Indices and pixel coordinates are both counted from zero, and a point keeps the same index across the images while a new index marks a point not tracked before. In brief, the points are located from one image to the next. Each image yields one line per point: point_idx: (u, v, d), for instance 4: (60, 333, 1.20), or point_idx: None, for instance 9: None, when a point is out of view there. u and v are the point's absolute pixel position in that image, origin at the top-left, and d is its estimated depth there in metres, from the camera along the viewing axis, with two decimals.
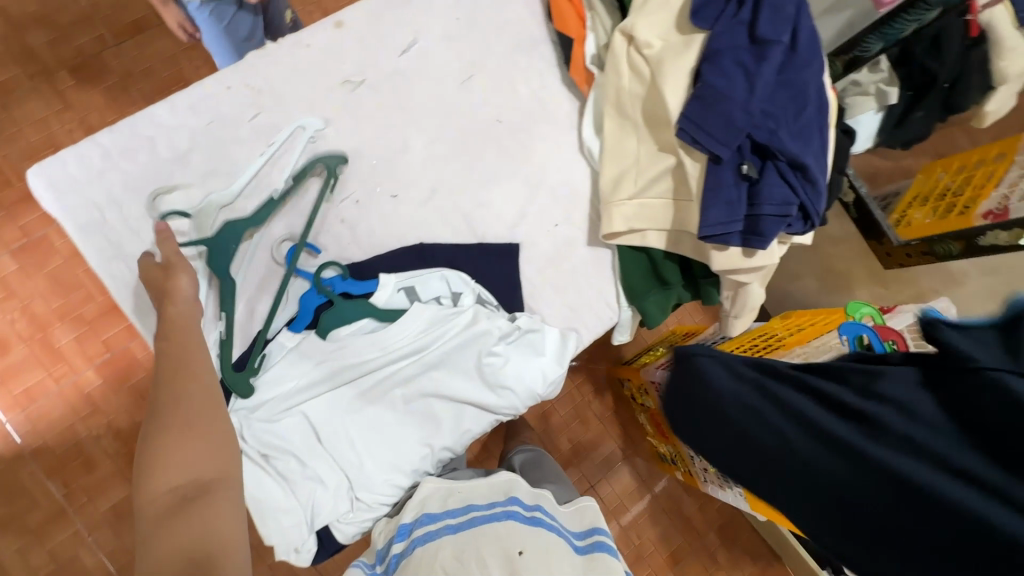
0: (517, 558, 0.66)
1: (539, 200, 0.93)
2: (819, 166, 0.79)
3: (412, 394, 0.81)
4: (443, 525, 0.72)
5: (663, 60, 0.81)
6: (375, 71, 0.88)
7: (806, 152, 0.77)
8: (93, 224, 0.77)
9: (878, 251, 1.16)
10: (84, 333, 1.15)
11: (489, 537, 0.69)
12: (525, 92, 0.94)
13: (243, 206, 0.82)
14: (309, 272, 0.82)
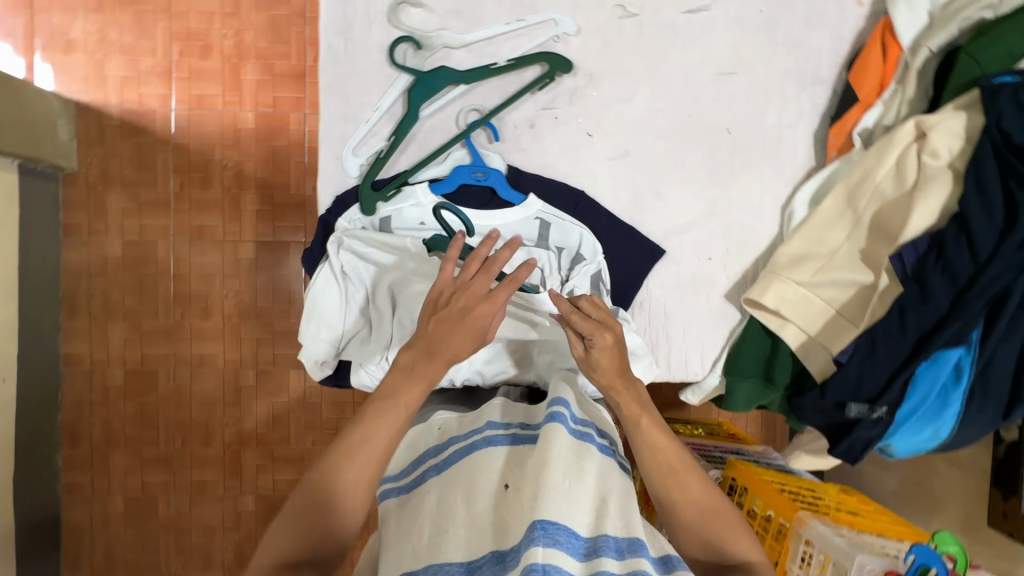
0: (501, 493, 0.62)
1: (709, 228, 0.95)
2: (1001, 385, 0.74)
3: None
4: (438, 456, 0.69)
5: (937, 178, 0.77)
6: (652, 17, 0.92)
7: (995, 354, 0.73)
8: (340, 29, 0.88)
9: (995, 505, 1.02)
10: (268, 197, 1.35)
11: (473, 471, 0.64)
12: (770, 122, 0.95)
13: (459, 60, 0.91)
14: (475, 150, 0.89)
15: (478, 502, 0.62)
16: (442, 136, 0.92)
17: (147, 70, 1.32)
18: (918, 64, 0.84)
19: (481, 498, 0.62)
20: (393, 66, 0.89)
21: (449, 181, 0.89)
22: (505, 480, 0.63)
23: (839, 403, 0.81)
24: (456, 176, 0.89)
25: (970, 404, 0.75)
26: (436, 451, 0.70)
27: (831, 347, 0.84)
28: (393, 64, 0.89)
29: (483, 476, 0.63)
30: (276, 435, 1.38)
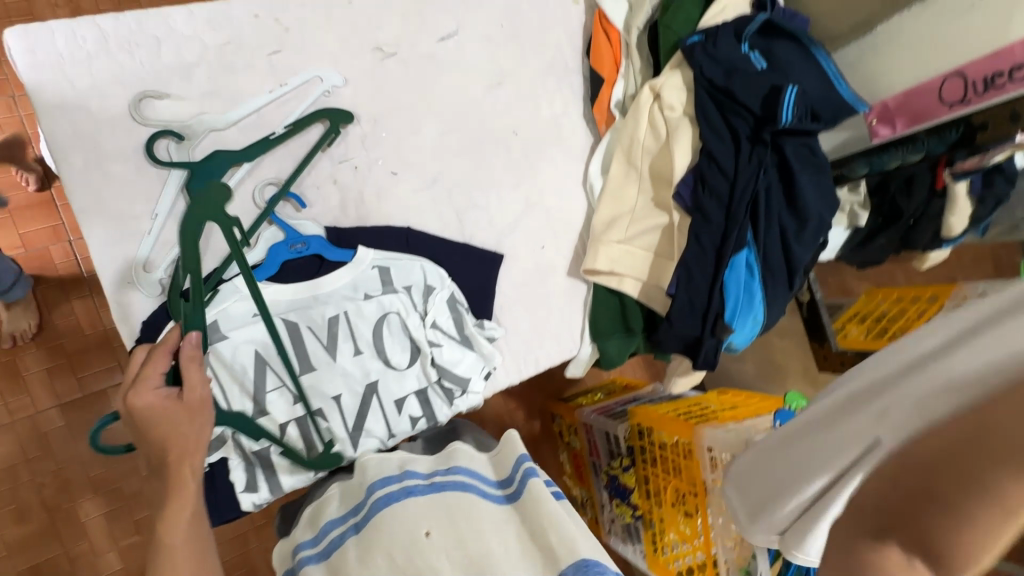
0: (424, 539, 0.66)
1: (534, 220, 1.03)
2: (775, 263, 0.92)
3: (367, 378, 0.88)
4: (358, 516, 0.72)
5: (682, 123, 0.94)
6: (410, 50, 0.97)
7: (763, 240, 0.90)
8: (77, 143, 0.78)
9: (819, 353, 1.32)
10: (55, 349, 1.13)
11: (396, 520, 0.67)
12: (547, 115, 1.06)
13: (233, 139, 0.86)
14: (286, 224, 0.86)
15: (399, 550, 0.64)
16: (244, 221, 0.86)
17: None
18: (634, 41, 1.04)
19: (403, 548, 0.65)
20: (155, 161, 0.80)
21: (271, 261, 0.84)
22: (423, 528, 0.67)
23: (686, 327, 0.95)
24: (277, 254, 0.84)
25: (767, 287, 0.92)
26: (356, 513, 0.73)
27: (662, 284, 0.97)
28: (155, 161, 0.81)
29: (405, 524, 0.67)
30: None
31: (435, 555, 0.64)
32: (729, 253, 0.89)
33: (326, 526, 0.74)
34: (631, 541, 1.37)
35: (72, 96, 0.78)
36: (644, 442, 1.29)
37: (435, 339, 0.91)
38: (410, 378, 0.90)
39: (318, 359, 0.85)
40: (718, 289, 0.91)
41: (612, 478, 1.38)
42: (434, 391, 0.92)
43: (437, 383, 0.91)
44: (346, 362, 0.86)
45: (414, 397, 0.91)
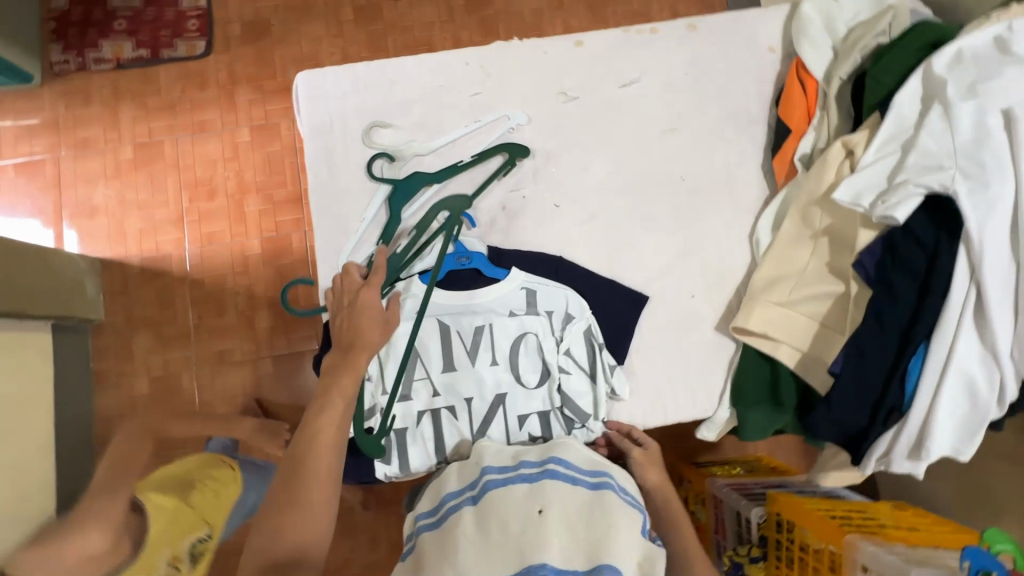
0: (536, 516, 0.69)
1: (687, 267, 1.01)
2: (984, 365, 0.74)
3: (498, 388, 0.95)
4: (473, 488, 0.76)
5: None
6: (591, 95, 1.04)
7: (970, 333, 0.73)
8: (323, 156, 1.01)
9: None
10: (279, 312, 1.45)
11: (509, 501, 0.71)
12: (719, 163, 1.03)
13: (431, 163, 1.02)
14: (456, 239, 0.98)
15: (514, 523, 0.68)
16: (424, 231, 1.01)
17: (162, 220, 1.47)
18: (835, 91, 0.94)
19: (517, 523, 0.68)
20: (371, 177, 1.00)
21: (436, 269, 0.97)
22: (537, 506, 0.70)
23: (846, 415, 0.83)
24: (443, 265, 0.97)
25: (965, 392, 0.75)
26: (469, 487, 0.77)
27: (826, 359, 0.86)
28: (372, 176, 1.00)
29: (521, 500, 0.71)
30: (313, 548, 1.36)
31: (550, 535, 0.67)
32: (913, 341, 0.76)
33: (444, 496, 0.78)
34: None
35: (329, 123, 1.02)
36: (781, 537, 1.12)
37: (566, 366, 0.94)
38: (535, 398, 0.95)
39: (460, 360, 0.95)
40: (888, 379, 0.79)
41: (734, 566, 1.21)
42: (554, 416, 0.95)
43: (560, 409, 0.94)
44: (483, 369, 0.95)
45: (536, 417, 0.95)
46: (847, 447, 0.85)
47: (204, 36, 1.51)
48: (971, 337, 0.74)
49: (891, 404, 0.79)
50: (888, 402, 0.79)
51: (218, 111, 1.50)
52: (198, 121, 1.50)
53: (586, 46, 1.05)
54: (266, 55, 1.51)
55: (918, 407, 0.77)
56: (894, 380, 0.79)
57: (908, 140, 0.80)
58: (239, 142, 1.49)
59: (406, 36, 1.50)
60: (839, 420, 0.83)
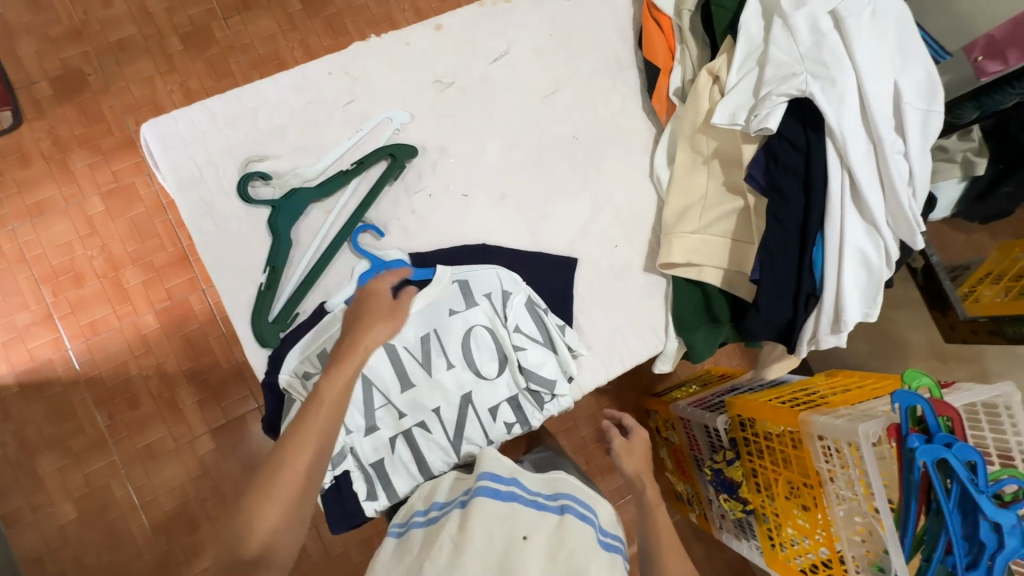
0: (520, 541, 0.68)
1: (603, 220, 1.04)
2: (869, 236, 0.84)
3: (463, 388, 0.94)
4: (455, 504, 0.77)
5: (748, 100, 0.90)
6: (466, 77, 1.03)
7: (851, 214, 0.83)
8: (201, 208, 0.92)
9: (945, 323, 1.17)
10: (201, 383, 1.32)
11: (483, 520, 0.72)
12: (604, 115, 1.07)
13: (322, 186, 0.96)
14: (373, 255, 0.94)
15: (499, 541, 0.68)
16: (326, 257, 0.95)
17: (26, 324, 1.27)
18: (687, 24, 1.00)
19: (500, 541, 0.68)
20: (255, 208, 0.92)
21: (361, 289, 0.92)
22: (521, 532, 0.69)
23: (776, 313, 0.91)
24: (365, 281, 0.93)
25: (861, 263, 0.85)
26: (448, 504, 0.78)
27: (745, 269, 0.94)
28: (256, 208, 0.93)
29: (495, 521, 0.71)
30: None
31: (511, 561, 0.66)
32: (811, 233, 0.85)
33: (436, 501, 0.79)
34: (745, 537, 1.31)
35: (196, 170, 0.92)
36: (747, 434, 1.24)
37: (520, 343, 0.94)
38: (500, 385, 0.95)
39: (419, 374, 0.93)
40: (798, 273, 0.88)
41: (715, 473, 1.32)
42: (524, 396, 0.95)
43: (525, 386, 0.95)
44: (441, 374, 0.93)
45: (507, 403, 0.95)
46: (781, 340, 0.94)
47: (6, 103, 1.28)
48: (854, 217, 0.83)
49: (806, 293, 0.88)
50: (803, 293, 0.88)
51: (54, 186, 1.30)
52: (33, 203, 1.29)
53: (448, 29, 1.03)
54: (93, 109, 1.33)
55: (829, 288, 0.86)
56: (804, 272, 0.88)
57: (761, 56, 0.88)
58: (92, 215, 1.31)
59: (250, 53, 1.38)
60: (770, 319, 0.92)
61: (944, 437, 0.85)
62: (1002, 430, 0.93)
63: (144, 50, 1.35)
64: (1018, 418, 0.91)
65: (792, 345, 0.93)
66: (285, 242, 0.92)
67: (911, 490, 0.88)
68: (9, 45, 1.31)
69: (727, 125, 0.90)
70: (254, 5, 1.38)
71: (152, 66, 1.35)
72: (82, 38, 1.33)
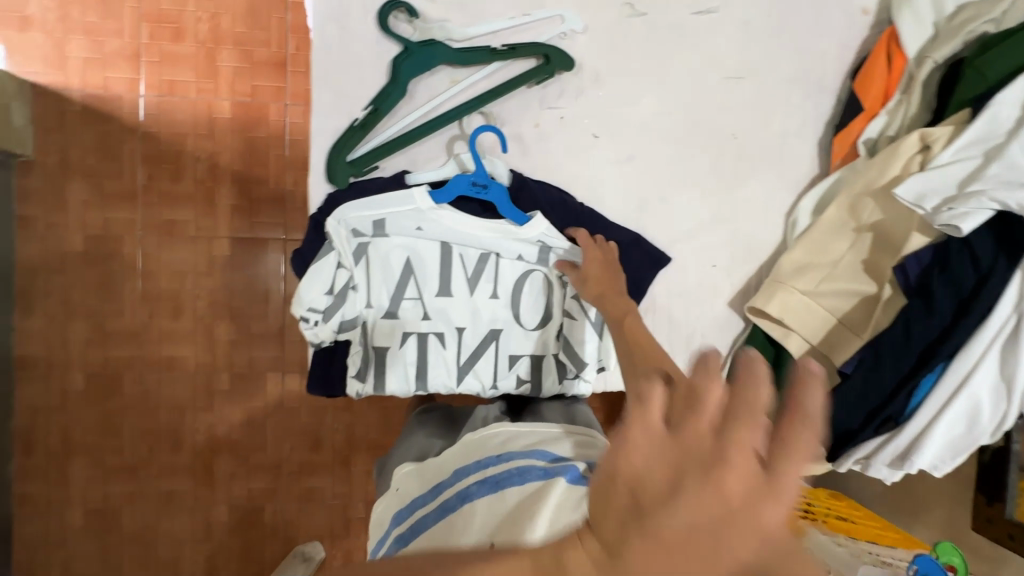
0: (486, 544, 0.56)
1: (714, 234, 0.93)
2: (993, 395, 0.73)
3: (495, 322, 0.88)
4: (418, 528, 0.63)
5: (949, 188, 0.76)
6: (659, 14, 0.90)
7: (987, 362, 0.72)
8: (332, 13, 0.83)
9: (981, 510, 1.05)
10: (246, 191, 1.28)
11: (454, 520, 0.60)
12: (775, 129, 0.94)
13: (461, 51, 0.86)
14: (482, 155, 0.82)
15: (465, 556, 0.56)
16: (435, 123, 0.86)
17: (113, 51, 1.22)
18: (923, 75, 0.84)
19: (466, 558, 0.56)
20: (385, 42, 0.84)
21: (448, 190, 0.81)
22: (489, 537, 0.57)
23: (842, 416, 0.82)
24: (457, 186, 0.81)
25: (964, 417, 0.75)
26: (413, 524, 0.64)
27: (836, 359, 0.84)
28: (385, 40, 0.84)
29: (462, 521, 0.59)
30: (260, 443, 1.31)
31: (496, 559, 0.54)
32: (930, 359, 0.74)
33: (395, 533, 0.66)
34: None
35: None
36: None
37: (570, 310, 0.87)
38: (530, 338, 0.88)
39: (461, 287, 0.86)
40: (889, 390, 0.78)
41: None
42: (548, 361, 0.89)
43: (555, 352, 0.89)
44: (481, 297, 0.87)
45: (530, 359, 0.89)
46: (831, 448, 0.85)
47: None
48: (989, 366, 0.72)
49: (885, 413, 0.79)
50: (883, 413, 0.79)
51: None
52: None
53: None
54: None
55: (917, 421, 0.77)
56: (897, 392, 0.77)
57: (993, 148, 0.74)
58: None
59: None
60: (832, 419, 0.83)
61: None
62: None
63: None
64: None
65: (837, 458, 0.85)
66: (400, 90, 0.83)
67: None
68: None
69: (908, 204, 0.77)
70: None
71: None
72: None
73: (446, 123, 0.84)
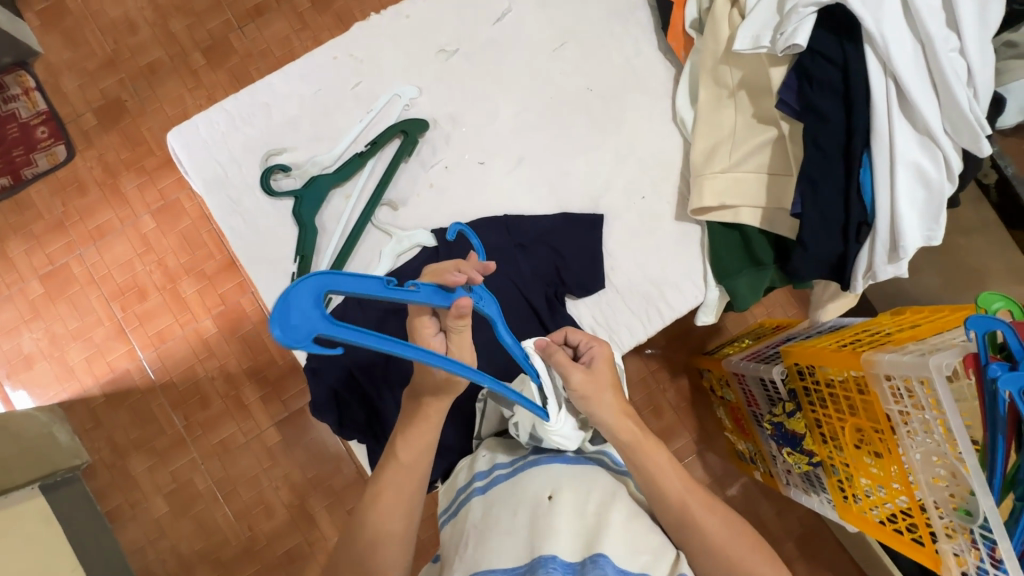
0: (547, 503, 0.63)
1: (628, 172, 0.99)
2: (925, 153, 0.76)
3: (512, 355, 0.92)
4: (485, 478, 0.71)
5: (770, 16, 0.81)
6: (471, 42, 1.00)
7: (897, 130, 0.75)
8: (232, 208, 0.95)
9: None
10: (261, 379, 1.39)
11: (523, 485, 0.66)
12: (619, 61, 1.01)
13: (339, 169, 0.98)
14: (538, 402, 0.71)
15: (524, 510, 0.63)
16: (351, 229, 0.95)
17: (103, 339, 1.38)
18: None
19: (525, 508, 0.63)
20: (275, 198, 0.95)
21: (285, 305, 0.47)
22: (547, 492, 0.64)
23: (823, 247, 0.84)
24: (295, 289, 0.47)
25: (917, 185, 0.77)
26: (483, 476, 0.72)
27: (785, 204, 0.87)
28: (274, 197, 0.95)
29: (527, 497, 0.64)
30: None
31: (560, 522, 0.61)
32: (854, 156, 0.78)
33: (458, 491, 0.73)
34: (815, 492, 1.24)
35: (221, 171, 0.96)
36: (806, 383, 1.16)
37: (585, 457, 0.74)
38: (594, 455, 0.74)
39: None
40: (841, 201, 0.81)
41: (776, 427, 1.27)
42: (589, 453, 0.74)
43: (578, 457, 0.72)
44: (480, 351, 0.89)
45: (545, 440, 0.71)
46: (838, 278, 0.87)
47: (60, 138, 1.38)
48: (901, 130, 0.75)
49: (851, 222, 0.81)
50: (854, 226, 0.81)
51: (108, 209, 1.39)
52: (93, 227, 1.39)
53: None
54: (131, 132, 1.40)
55: (882, 212, 0.79)
56: (849, 198, 0.80)
57: None
58: (145, 233, 1.39)
59: (263, 60, 1.41)
60: (816, 256, 0.85)
61: None
62: None
63: (170, 70, 1.40)
64: None
65: (851, 285, 0.86)
66: (311, 229, 0.94)
67: (995, 424, 0.80)
68: (55, 83, 1.40)
69: (751, 51, 0.82)
70: (266, 10, 1.41)
71: (178, 84, 1.40)
72: (115, 66, 1.40)
73: (360, 230, 0.93)
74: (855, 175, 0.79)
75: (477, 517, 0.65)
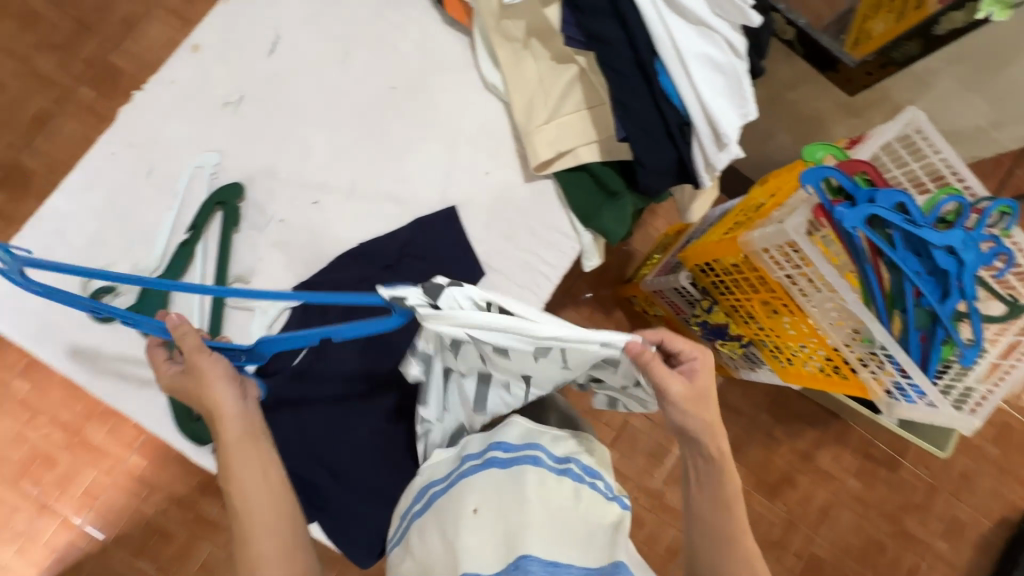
0: (471, 516, 0.61)
1: (466, 153, 0.96)
2: (707, 40, 0.78)
3: None
4: (421, 502, 0.70)
5: None
6: (253, 83, 0.93)
7: (673, 29, 0.77)
8: (75, 350, 0.86)
9: (839, 79, 1.08)
10: (210, 491, 1.31)
11: (450, 501, 0.64)
12: (412, 47, 0.97)
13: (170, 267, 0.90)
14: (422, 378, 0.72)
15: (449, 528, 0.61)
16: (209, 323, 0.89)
17: (27, 525, 1.25)
18: None
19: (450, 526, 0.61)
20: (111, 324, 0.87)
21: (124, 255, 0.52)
22: (471, 504, 0.62)
23: (659, 158, 0.85)
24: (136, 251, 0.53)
25: (711, 71, 0.79)
26: (421, 498, 0.71)
27: (613, 131, 0.88)
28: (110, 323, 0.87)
29: (452, 514, 0.62)
30: None
31: (483, 535, 0.59)
32: (648, 66, 0.79)
33: (404, 521, 0.72)
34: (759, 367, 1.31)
35: (44, 318, 0.86)
36: (712, 277, 1.21)
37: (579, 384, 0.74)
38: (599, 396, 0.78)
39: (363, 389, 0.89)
40: (656, 110, 0.82)
41: (704, 325, 1.33)
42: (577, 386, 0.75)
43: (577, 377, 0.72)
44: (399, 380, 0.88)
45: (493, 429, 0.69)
46: (686, 181, 0.88)
47: None
48: (678, 27, 0.77)
49: (672, 126, 0.83)
50: (676, 128, 0.83)
51: None
52: None
53: (207, 46, 0.92)
54: None
55: (693, 108, 0.80)
56: (660, 105, 0.82)
57: None
58: (20, 399, 1.25)
59: (59, 173, 1.26)
60: (659, 169, 0.86)
61: (869, 189, 0.83)
62: (930, 158, 0.92)
63: None
64: (932, 135, 0.91)
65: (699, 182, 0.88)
66: None
67: (859, 257, 0.86)
68: None
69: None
70: (50, 118, 1.25)
71: None
72: None
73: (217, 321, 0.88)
74: (656, 82, 0.80)
75: (413, 543, 0.65)
